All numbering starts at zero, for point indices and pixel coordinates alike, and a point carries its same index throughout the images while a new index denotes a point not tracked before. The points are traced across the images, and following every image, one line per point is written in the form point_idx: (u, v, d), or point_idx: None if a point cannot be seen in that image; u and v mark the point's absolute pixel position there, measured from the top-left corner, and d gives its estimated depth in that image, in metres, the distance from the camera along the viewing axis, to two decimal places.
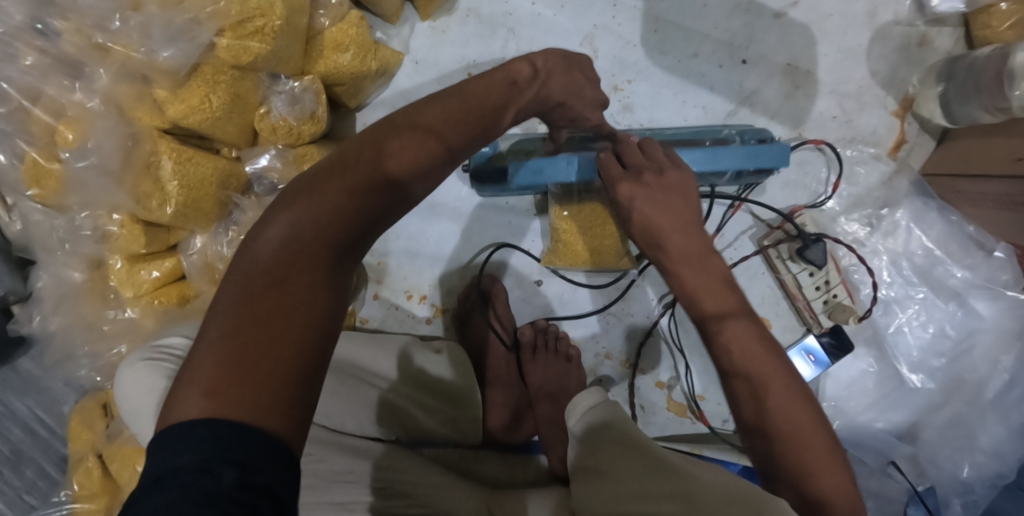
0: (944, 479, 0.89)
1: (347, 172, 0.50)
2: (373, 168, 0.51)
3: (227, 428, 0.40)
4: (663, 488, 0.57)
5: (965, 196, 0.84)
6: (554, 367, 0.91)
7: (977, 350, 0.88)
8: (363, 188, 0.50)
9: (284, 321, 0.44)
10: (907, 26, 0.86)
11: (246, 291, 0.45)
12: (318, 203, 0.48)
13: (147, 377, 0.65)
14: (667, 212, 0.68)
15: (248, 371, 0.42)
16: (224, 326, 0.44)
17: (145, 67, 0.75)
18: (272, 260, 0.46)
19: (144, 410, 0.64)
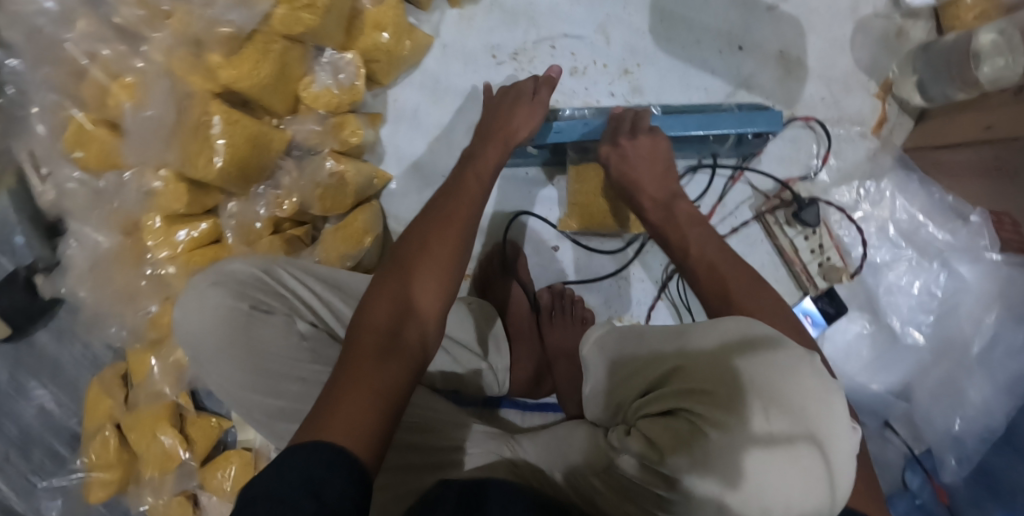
0: (938, 436, 0.95)
1: (414, 263, 0.64)
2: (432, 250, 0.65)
3: (336, 457, 0.47)
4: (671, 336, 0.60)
5: (943, 166, 0.94)
6: (571, 329, 0.96)
7: (962, 308, 0.95)
8: (429, 259, 0.64)
9: (366, 369, 0.54)
10: (885, 19, 0.97)
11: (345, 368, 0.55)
12: (391, 301, 0.60)
13: (212, 297, 0.67)
14: (643, 163, 0.83)
15: (348, 402, 0.51)
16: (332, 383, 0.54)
17: (202, 33, 0.81)
18: (369, 338, 0.57)
19: (207, 329, 0.67)
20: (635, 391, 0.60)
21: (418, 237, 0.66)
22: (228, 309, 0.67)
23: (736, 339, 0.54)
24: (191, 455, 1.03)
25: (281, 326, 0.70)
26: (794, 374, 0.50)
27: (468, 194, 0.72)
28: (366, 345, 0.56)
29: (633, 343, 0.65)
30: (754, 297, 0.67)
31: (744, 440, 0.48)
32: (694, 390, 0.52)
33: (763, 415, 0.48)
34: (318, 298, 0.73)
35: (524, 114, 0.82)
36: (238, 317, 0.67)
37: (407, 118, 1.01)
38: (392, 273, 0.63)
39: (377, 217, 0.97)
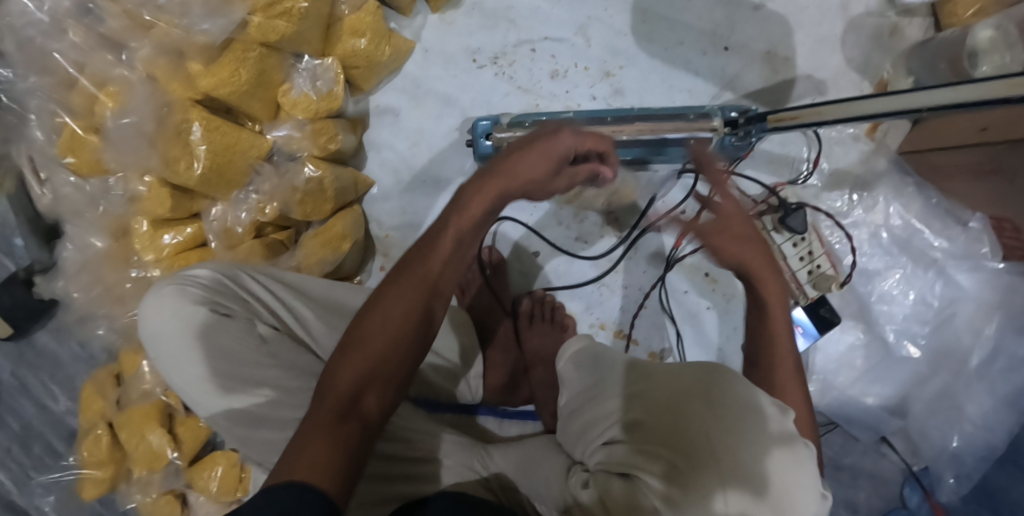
0: (935, 453, 0.92)
1: (411, 283, 0.61)
2: (409, 297, 0.60)
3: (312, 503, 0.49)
4: (646, 380, 0.61)
5: (937, 170, 0.90)
6: (550, 335, 0.94)
7: (959, 318, 0.91)
8: (400, 314, 0.60)
9: (346, 411, 0.57)
10: (878, 17, 0.92)
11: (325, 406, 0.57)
12: (362, 358, 0.59)
13: (173, 301, 0.75)
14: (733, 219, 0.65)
15: (316, 450, 0.54)
16: (316, 422, 0.56)
17: (182, 42, 0.83)
18: (340, 388, 0.57)
19: (167, 329, 0.75)
20: (598, 437, 0.61)
21: (384, 290, 0.61)
22: (189, 313, 0.74)
23: (704, 385, 0.54)
24: (177, 455, 1.04)
25: (240, 329, 0.76)
26: (751, 419, 0.51)
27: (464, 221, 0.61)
28: (329, 410, 0.57)
29: (607, 368, 0.68)
30: (775, 325, 0.66)
31: (698, 497, 0.48)
32: (651, 453, 0.53)
33: (723, 492, 0.47)
34: (279, 303, 0.80)
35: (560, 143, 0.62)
36: (198, 320, 0.74)
37: (387, 124, 1.01)
38: (362, 326, 0.60)
39: (358, 223, 0.98)
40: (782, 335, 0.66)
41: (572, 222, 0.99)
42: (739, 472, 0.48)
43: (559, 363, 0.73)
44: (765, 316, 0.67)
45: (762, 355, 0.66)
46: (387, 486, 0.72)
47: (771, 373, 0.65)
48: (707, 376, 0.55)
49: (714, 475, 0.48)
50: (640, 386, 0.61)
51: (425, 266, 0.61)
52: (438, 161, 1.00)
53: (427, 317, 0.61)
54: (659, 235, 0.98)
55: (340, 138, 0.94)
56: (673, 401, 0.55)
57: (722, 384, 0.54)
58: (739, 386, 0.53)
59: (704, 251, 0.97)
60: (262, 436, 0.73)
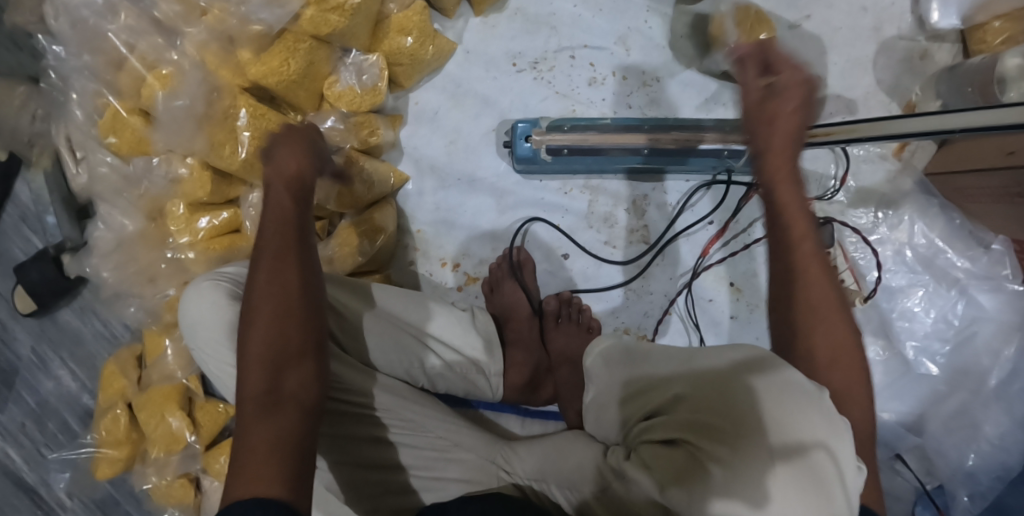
0: (950, 471, 0.93)
1: (267, 278, 0.64)
2: (267, 285, 0.64)
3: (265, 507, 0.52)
4: (682, 365, 0.60)
5: (963, 192, 0.91)
6: (576, 336, 0.96)
7: (979, 338, 0.92)
8: (260, 308, 0.63)
9: (266, 403, 0.59)
10: (909, 41, 0.96)
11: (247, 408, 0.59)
12: (259, 350, 0.61)
13: (211, 295, 0.75)
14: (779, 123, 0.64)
15: (254, 448, 0.56)
16: (244, 423, 0.58)
17: (235, 30, 0.86)
18: (256, 389, 0.60)
19: (204, 321, 0.75)
20: (644, 419, 0.61)
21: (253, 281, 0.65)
22: (225, 307, 0.74)
23: (741, 361, 0.55)
24: (195, 439, 1.04)
25: None
26: (792, 397, 0.50)
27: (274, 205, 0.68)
28: (252, 415, 0.59)
29: (636, 365, 0.66)
30: (805, 255, 0.61)
31: (750, 470, 0.47)
32: (697, 424, 0.53)
33: (774, 460, 0.47)
34: None
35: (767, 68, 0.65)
36: (232, 314, 0.74)
37: (426, 120, 1.02)
38: (250, 325, 0.63)
39: (391, 216, 0.97)
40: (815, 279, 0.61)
41: (602, 226, 1.00)
42: (787, 453, 0.47)
43: (587, 360, 0.72)
44: (794, 272, 0.62)
45: (795, 302, 0.61)
46: (397, 472, 0.78)
47: (789, 302, 0.62)
48: (756, 358, 0.54)
49: (762, 447, 0.48)
50: (681, 368, 0.60)
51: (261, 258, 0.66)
52: (473, 160, 1.01)
53: (304, 304, 0.65)
54: (687, 242, 0.99)
55: (382, 132, 0.96)
56: (718, 380, 0.54)
57: (769, 364, 0.53)
58: (783, 365, 0.53)
59: (730, 261, 0.99)
60: None
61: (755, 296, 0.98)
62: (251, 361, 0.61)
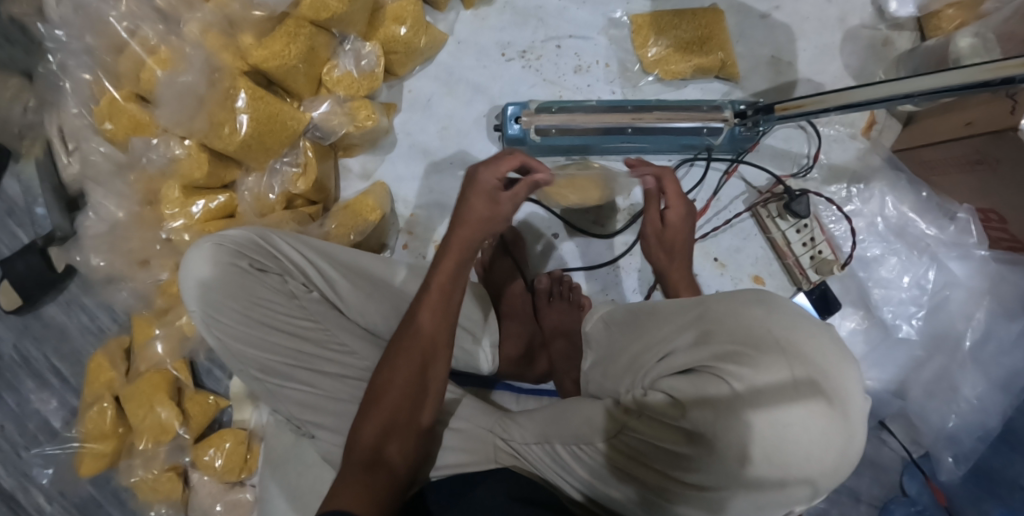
0: (933, 431, 0.96)
1: (416, 336, 0.70)
2: (382, 416, 0.68)
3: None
4: (684, 318, 0.59)
5: (930, 166, 0.97)
6: (568, 312, 0.98)
7: (952, 302, 0.97)
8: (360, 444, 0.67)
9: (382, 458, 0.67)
10: (872, 29, 1.02)
11: (352, 462, 0.66)
12: (383, 410, 0.68)
13: (211, 256, 0.75)
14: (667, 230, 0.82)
15: (348, 491, 0.63)
16: (350, 476, 0.65)
17: (237, 14, 0.90)
18: (361, 451, 0.67)
19: (204, 281, 0.75)
20: (654, 360, 0.59)
21: (366, 413, 0.69)
22: (227, 266, 0.75)
23: (754, 298, 0.55)
24: (185, 431, 1.02)
25: (275, 285, 0.78)
26: (803, 323, 0.51)
27: (414, 346, 0.70)
28: (359, 457, 0.67)
29: (635, 320, 0.69)
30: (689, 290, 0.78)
31: (775, 387, 0.47)
32: (722, 355, 0.51)
33: (793, 381, 0.47)
34: (306, 262, 0.80)
35: (671, 223, 0.82)
36: (236, 274, 0.75)
37: (419, 107, 1.05)
38: (381, 376, 0.70)
39: (385, 198, 1.00)
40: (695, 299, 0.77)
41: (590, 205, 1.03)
42: (808, 372, 0.47)
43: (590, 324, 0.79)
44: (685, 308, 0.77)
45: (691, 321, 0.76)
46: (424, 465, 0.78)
47: None
48: (774, 314, 0.52)
49: (785, 366, 0.47)
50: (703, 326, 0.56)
51: (399, 361, 0.69)
52: (465, 145, 1.04)
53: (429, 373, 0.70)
54: None
55: (377, 117, 0.98)
56: (736, 344, 0.51)
57: (801, 354, 0.48)
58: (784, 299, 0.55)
59: (713, 237, 1.02)
60: (291, 390, 0.77)
61: (739, 270, 1.02)
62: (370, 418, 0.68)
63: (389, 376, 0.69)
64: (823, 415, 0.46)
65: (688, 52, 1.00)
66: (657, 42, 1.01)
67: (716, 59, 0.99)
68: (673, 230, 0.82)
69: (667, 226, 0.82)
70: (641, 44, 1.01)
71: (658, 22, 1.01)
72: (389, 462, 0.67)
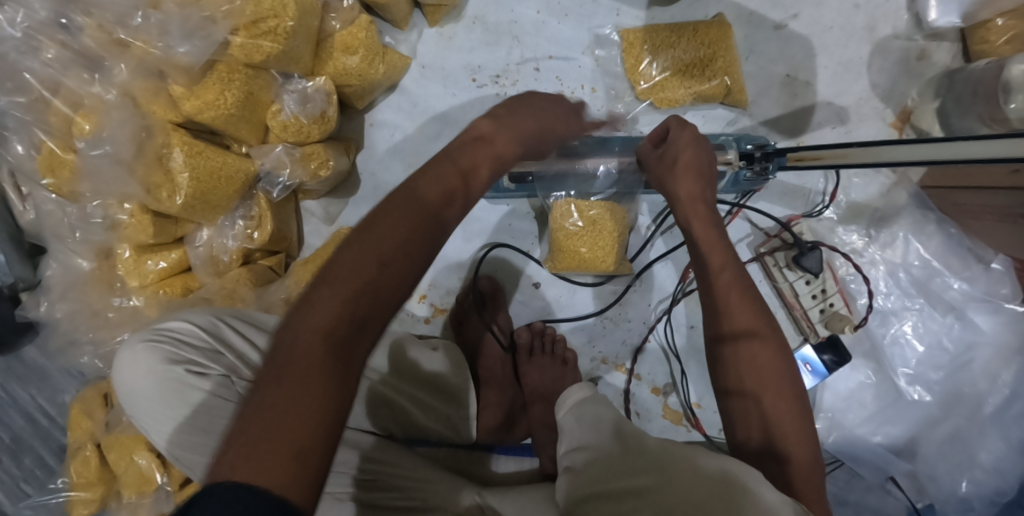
0: (943, 494, 0.87)
1: (415, 202, 0.54)
2: (337, 309, 0.49)
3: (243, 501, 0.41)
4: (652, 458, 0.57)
5: (964, 208, 0.84)
6: (550, 369, 0.91)
7: (977, 363, 0.86)
8: (304, 338, 0.48)
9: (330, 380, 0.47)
10: (905, 40, 0.87)
11: (284, 375, 0.47)
12: (345, 291, 0.49)
13: (146, 360, 0.70)
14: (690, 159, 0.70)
15: (270, 428, 0.45)
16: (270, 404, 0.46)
17: (162, 63, 0.78)
18: (303, 354, 0.47)
19: (139, 390, 0.70)
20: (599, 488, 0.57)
21: (314, 299, 0.49)
22: (161, 372, 0.69)
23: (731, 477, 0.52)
24: (166, 480, 1.00)
25: (217, 387, 0.70)
26: None
27: (410, 214, 0.53)
28: (297, 357, 0.47)
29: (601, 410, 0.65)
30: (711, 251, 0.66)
31: None
32: None
33: None
34: (256, 354, 0.74)
35: (693, 151, 0.69)
36: (171, 380, 0.69)
37: (384, 141, 0.96)
38: (342, 257, 0.51)
39: None
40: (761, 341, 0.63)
41: None
42: None
43: (561, 412, 0.68)
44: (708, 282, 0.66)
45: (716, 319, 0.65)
46: None
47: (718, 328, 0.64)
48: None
49: None
50: (653, 475, 0.55)
51: (380, 240, 0.52)
52: None
53: (414, 270, 0.53)
54: (667, 267, 0.94)
55: (332, 163, 0.90)
56: (692, 506, 0.51)
57: None
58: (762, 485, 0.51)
59: None
60: None
61: None
62: (318, 312, 0.48)
63: (374, 241, 0.52)
64: None
65: (687, 76, 0.85)
66: (659, 61, 0.87)
67: (724, 85, 0.85)
68: (690, 157, 0.69)
69: (680, 156, 0.70)
70: (637, 63, 0.87)
71: (653, 39, 0.86)
72: (338, 381, 0.48)
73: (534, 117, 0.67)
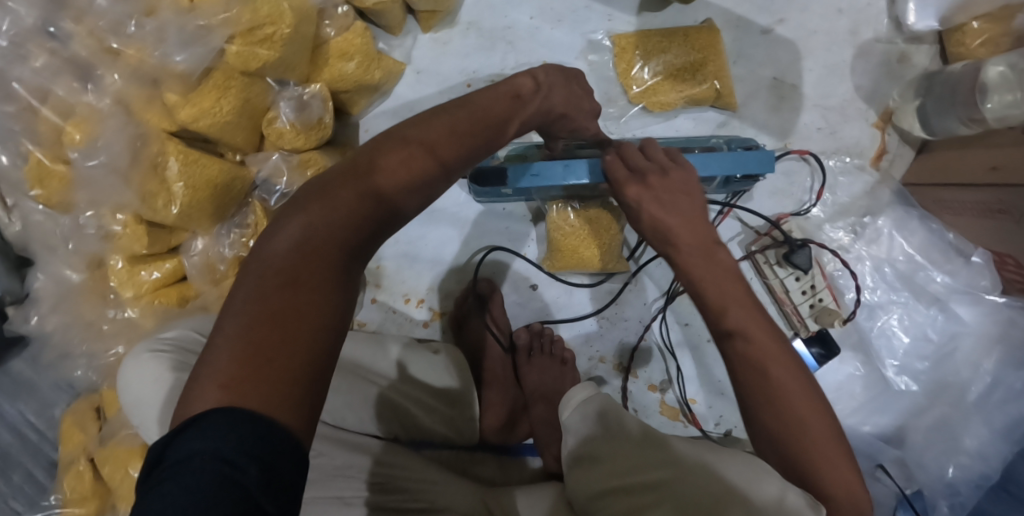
0: (931, 480, 0.89)
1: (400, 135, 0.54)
2: (309, 231, 0.48)
3: (240, 417, 0.41)
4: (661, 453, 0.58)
5: (944, 203, 0.88)
6: (549, 369, 0.92)
7: (960, 353, 0.90)
8: (301, 251, 0.47)
9: (303, 298, 0.46)
10: (887, 43, 0.91)
11: (258, 292, 0.46)
12: (319, 211, 0.48)
13: (152, 370, 0.69)
14: (669, 203, 0.63)
15: (242, 340, 0.44)
16: (239, 324, 0.45)
17: (158, 71, 0.78)
18: (273, 271, 0.46)
19: (146, 401, 0.69)
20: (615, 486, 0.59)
21: (286, 221, 0.49)
22: (166, 381, 0.68)
23: (740, 471, 0.54)
24: None
25: None
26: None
27: (393, 145, 0.53)
28: (270, 274, 0.46)
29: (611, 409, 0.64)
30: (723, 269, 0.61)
31: None
32: None
33: None
34: None
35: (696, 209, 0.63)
36: (175, 387, 0.67)
37: None
38: (321, 185, 0.50)
39: None
40: (772, 358, 0.58)
41: None
42: None
43: (564, 410, 0.66)
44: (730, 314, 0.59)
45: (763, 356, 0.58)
46: None
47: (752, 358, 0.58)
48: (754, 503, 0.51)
49: None
50: (665, 469, 0.57)
51: (358, 169, 0.51)
52: None
53: (393, 197, 0.51)
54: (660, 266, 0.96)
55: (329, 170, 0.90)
56: (703, 503, 0.53)
57: None
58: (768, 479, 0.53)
59: None
60: None
61: None
62: (288, 232, 0.48)
63: (355, 168, 0.52)
64: None
65: (679, 80, 0.87)
66: (653, 66, 0.88)
67: (717, 89, 0.87)
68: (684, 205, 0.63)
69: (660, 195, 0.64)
70: (630, 66, 0.89)
71: (646, 45, 0.88)
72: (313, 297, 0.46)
73: (562, 96, 0.68)
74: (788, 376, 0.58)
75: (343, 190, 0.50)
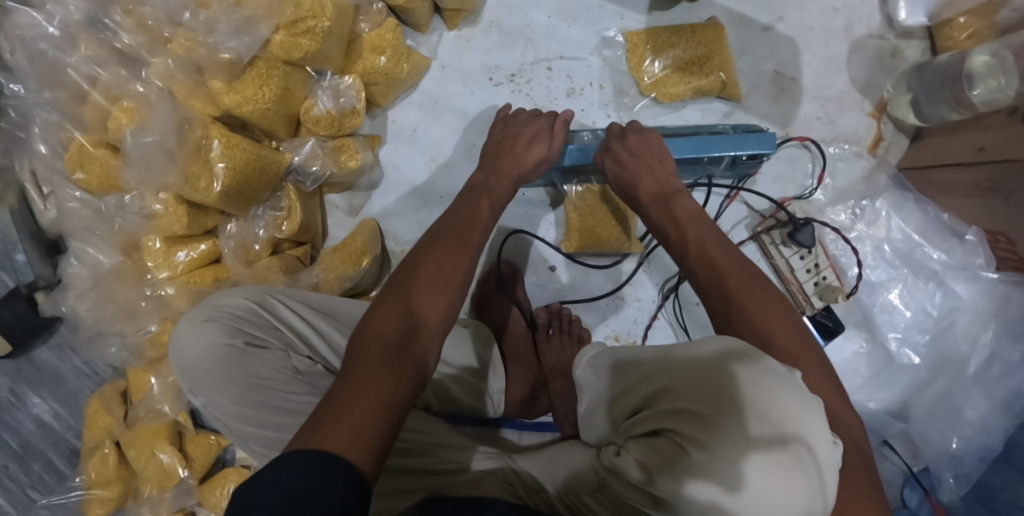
0: (936, 455, 0.92)
1: (451, 243, 0.69)
2: (398, 312, 0.62)
3: (335, 464, 0.47)
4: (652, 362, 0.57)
5: (939, 186, 0.94)
6: (568, 347, 0.96)
7: (958, 326, 0.94)
8: (396, 326, 0.61)
9: (396, 364, 0.58)
10: (879, 39, 0.98)
11: (362, 355, 0.59)
12: (406, 298, 0.64)
13: (207, 334, 0.72)
14: (634, 159, 0.79)
15: (345, 402, 0.53)
16: (345, 385, 0.55)
17: (204, 60, 0.83)
18: (376, 346, 0.59)
19: (201, 363, 0.72)
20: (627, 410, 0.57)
21: (379, 305, 0.63)
22: (222, 347, 0.72)
23: (716, 349, 0.52)
24: (188, 473, 1.03)
25: (276, 360, 0.74)
26: (767, 380, 0.49)
27: (444, 243, 0.69)
28: (373, 346, 0.59)
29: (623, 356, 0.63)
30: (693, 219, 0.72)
31: (728, 448, 0.46)
32: (680, 411, 0.50)
33: (748, 448, 0.46)
34: (311, 329, 0.77)
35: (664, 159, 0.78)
36: (231, 354, 0.72)
37: (406, 138, 1.02)
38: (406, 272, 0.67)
39: (376, 237, 0.98)
40: (745, 291, 0.63)
41: None
42: (755, 440, 0.46)
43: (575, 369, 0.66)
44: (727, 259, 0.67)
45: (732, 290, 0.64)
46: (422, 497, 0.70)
47: (730, 302, 0.63)
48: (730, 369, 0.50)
49: (738, 431, 0.47)
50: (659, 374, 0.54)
51: (428, 266, 0.66)
52: (454, 179, 1.01)
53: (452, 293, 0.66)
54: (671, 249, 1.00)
55: (361, 155, 0.95)
56: (690, 385, 0.51)
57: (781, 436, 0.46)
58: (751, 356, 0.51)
59: None
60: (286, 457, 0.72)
61: None
62: (387, 314, 0.62)
63: (427, 265, 0.66)
64: (776, 483, 0.45)
65: (686, 73, 0.94)
66: (662, 59, 0.95)
67: (723, 79, 0.93)
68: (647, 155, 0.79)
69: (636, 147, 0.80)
70: (640, 60, 0.96)
71: (655, 40, 0.95)
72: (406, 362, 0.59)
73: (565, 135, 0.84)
74: (793, 341, 0.60)
75: (424, 282, 0.65)
